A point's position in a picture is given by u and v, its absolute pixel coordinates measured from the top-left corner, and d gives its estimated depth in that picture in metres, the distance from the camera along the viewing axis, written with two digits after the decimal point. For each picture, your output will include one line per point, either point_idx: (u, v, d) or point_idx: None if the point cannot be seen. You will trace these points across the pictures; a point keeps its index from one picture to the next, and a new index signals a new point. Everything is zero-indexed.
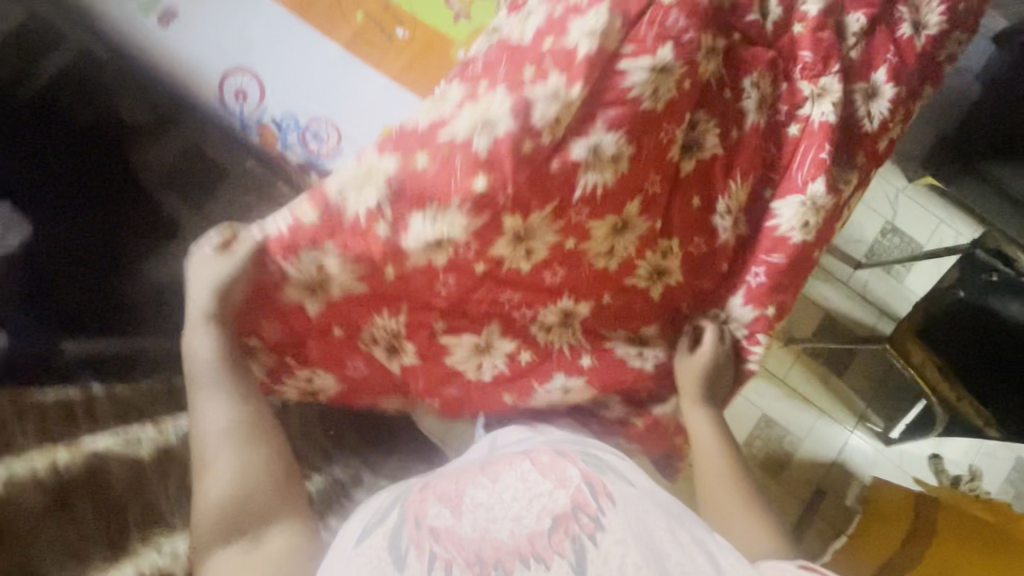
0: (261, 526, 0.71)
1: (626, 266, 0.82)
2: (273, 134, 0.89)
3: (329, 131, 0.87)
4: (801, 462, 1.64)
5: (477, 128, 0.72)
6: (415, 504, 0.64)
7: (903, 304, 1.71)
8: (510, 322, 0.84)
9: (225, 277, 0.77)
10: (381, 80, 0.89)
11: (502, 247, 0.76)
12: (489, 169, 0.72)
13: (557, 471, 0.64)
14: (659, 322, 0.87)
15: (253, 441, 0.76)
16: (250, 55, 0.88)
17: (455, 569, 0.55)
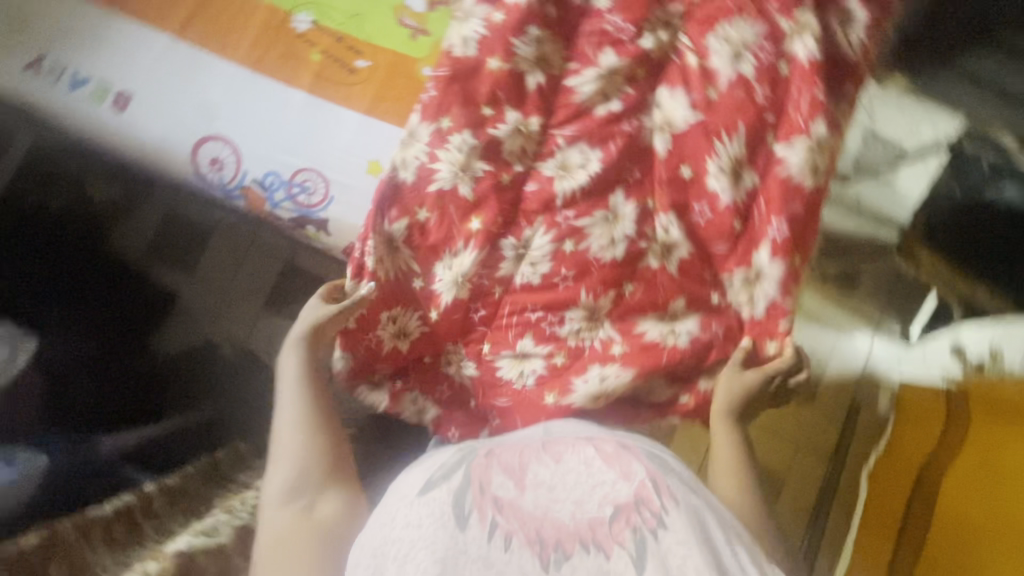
0: (316, 495, 0.70)
1: (634, 250, 0.84)
2: (258, 195, 0.87)
3: (316, 181, 0.86)
4: (831, 382, 1.68)
5: (455, 171, 0.82)
6: (477, 466, 0.62)
7: (900, 209, 1.71)
8: (539, 332, 0.85)
9: (322, 317, 0.79)
10: (354, 116, 0.87)
11: (508, 267, 0.84)
12: (482, 211, 0.83)
13: (622, 463, 0.63)
14: (685, 293, 0.84)
15: (321, 428, 0.75)
16: (216, 121, 0.86)
17: (516, 541, 0.55)
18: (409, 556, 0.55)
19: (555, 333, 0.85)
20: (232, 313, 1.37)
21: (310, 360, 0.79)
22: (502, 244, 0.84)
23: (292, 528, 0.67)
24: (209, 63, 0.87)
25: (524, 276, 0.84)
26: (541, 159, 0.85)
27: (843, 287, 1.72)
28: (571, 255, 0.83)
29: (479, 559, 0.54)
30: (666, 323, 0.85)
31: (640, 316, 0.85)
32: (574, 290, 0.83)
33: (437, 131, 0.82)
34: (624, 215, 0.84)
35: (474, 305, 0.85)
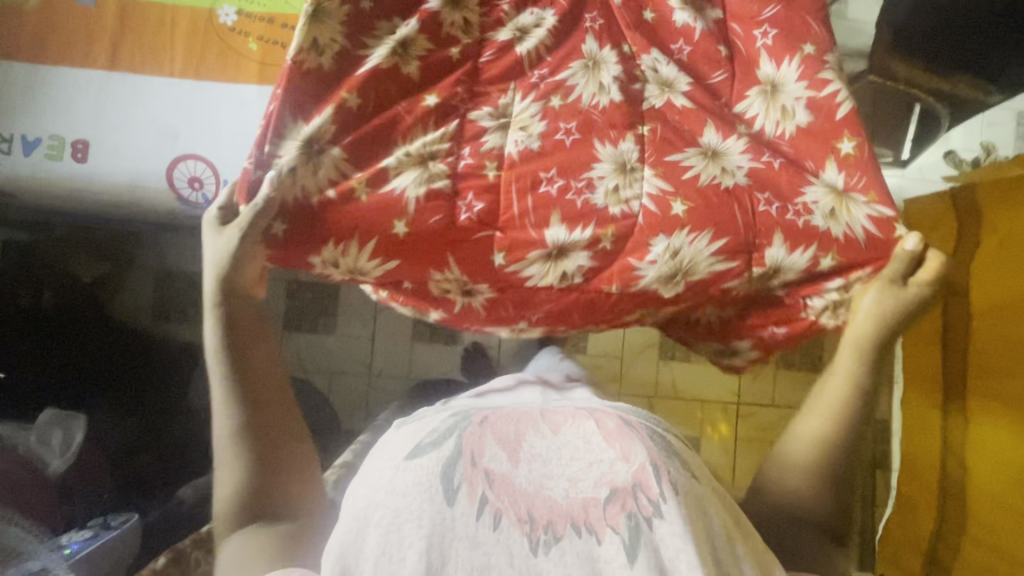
0: (265, 516, 0.69)
1: (630, 91, 0.77)
2: None
3: None
4: None
5: (389, 48, 0.73)
6: (468, 435, 0.54)
7: (858, 35, 1.70)
8: (566, 206, 0.74)
9: (224, 276, 0.71)
10: None
11: (494, 138, 0.74)
12: (434, 87, 0.74)
13: (624, 441, 0.53)
14: (711, 121, 0.77)
15: (264, 427, 0.71)
16: (180, 140, 0.84)
17: (505, 520, 0.51)
18: (394, 526, 0.52)
19: (588, 202, 0.74)
20: None
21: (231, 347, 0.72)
22: (474, 115, 0.74)
23: (250, 546, 0.67)
24: (151, 84, 0.84)
25: (517, 143, 0.74)
26: (492, 29, 0.77)
27: None
28: (565, 111, 0.75)
29: (466, 537, 0.51)
30: (712, 159, 0.76)
31: (676, 151, 0.76)
32: (584, 142, 0.75)
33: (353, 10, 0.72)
34: (607, 61, 0.77)
35: (460, 198, 0.73)
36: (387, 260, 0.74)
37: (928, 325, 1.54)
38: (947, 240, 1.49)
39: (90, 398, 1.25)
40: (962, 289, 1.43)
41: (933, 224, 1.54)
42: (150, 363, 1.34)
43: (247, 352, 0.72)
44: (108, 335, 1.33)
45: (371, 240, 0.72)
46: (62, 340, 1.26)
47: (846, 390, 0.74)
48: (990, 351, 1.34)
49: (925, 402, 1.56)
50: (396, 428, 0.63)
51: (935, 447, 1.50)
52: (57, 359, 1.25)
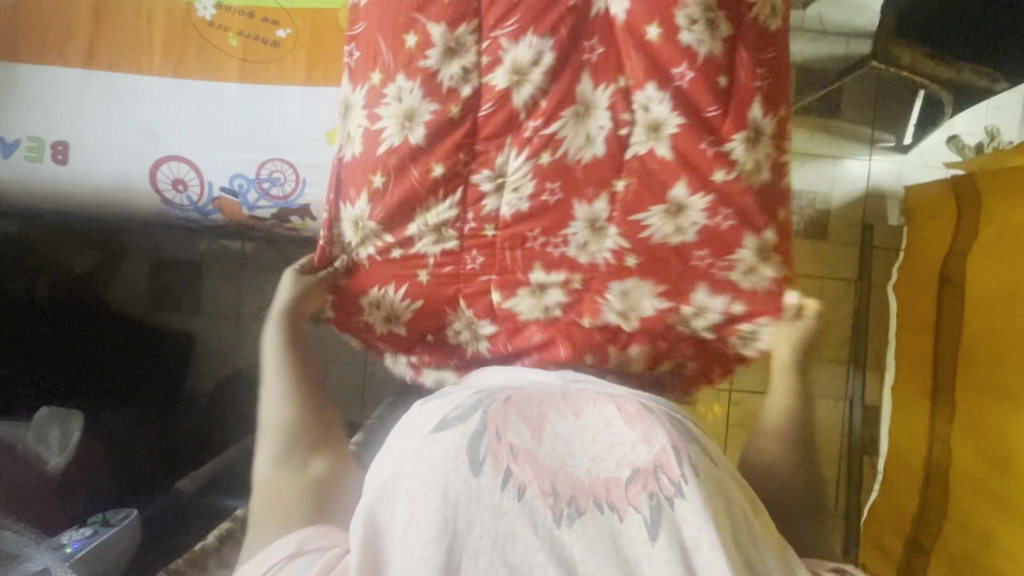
0: (310, 455, 0.76)
1: (616, 139, 0.76)
2: (233, 203, 0.84)
3: (284, 170, 0.83)
4: (841, 210, 1.69)
5: (399, 122, 0.76)
6: (494, 411, 0.55)
7: (866, 14, 1.63)
8: (546, 259, 0.79)
9: (293, 300, 0.82)
10: (296, 93, 0.82)
11: (492, 202, 0.78)
12: (439, 156, 0.76)
13: (645, 425, 0.55)
14: (686, 174, 0.76)
15: (307, 392, 0.81)
16: (162, 141, 0.82)
17: (529, 493, 0.50)
18: (418, 492, 0.51)
19: (563, 255, 0.79)
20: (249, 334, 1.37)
21: (290, 333, 0.82)
22: (474, 178, 0.77)
23: (292, 487, 0.73)
24: (129, 82, 0.82)
25: (510, 205, 0.78)
26: (488, 70, 0.75)
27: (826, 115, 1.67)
28: (552, 168, 0.76)
29: (490, 507, 0.50)
30: (671, 217, 0.78)
31: (642, 211, 0.78)
32: (564, 202, 0.77)
33: (371, 89, 0.77)
34: (597, 105, 0.76)
35: (466, 252, 0.80)
36: (415, 300, 0.83)
37: (924, 313, 1.53)
38: (945, 236, 1.49)
39: (92, 388, 1.27)
40: (956, 278, 1.43)
41: (932, 214, 1.54)
42: (151, 353, 1.35)
43: (300, 342, 0.83)
44: (109, 327, 1.34)
45: (403, 286, 0.82)
46: (65, 331, 1.29)
47: (784, 416, 0.81)
48: (978, 338, 1.35)
49: (912, 387, 1.57)
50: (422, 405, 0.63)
51: (921, 437, 1.52)
52: (60, 353, 1.27)
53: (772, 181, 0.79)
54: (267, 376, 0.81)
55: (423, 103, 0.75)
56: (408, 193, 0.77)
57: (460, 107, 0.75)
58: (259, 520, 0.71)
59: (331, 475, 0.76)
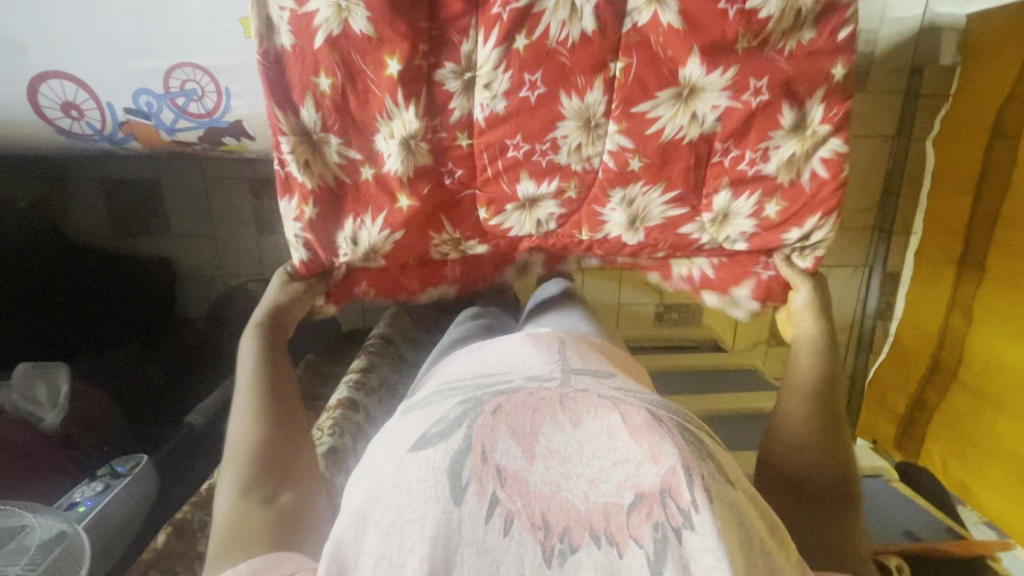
0: (280, 483, 0.63)
1: (611, 6, 0.65)
2: (147, 126, 0.69)
3: (198, 79, 0.65)
4: (886, 54, 1.41)
5: (336, 6, 0.62)
6: (479, 427, 0.48)
7: None
8: (534, 167, 0.72)
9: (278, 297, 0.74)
10: None
11: (461, 103, 0.68)
12: (393, 46, 0.64)
13: (654, 439, 0.46)
14: (697, 46, 0.66)
15: (289, 426, 0.67)
16: (32, 54, 0.64)
17: (517, 525, 0.43)
18: (396, 527, 0.44)
19: (553, 162, 0.72)
20: (233, 253, 1.28)
21: (270, 343, 0.73)
22: (438, 77, 0.66)
23: (252, 527, 0.59)
24: None
25: (483, 107, 0.68)
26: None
27: None
28: (531, 56, 0.66)
29: (474, 543, 0.43)
30: (684, 103, 0.69)
31: (646, 99, 0.69)
32: (550, 95, 0.68)
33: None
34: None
35: (444, 167, 0.71)
36: (395, 231, 0.74)
37: (960, 175, 1.38)
38: (1011, 69, 1.25)
39: (81, 324, 1.21)
40: (1011, 130, 1.25)
41: (989, 52, 1.30)
42: (132, 282, 1.25)
43: (281, 350, 0.73)
44: (81, 257, 1.23)
45: (380, 217, 0.72)
46: (33, 269, 1.20)
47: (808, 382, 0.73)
48: None
49: (937, 256, 1.46)
50: (400, 415, 0.57)
51: (940, 305, 1.45)
52: (44, 294, 1.20)
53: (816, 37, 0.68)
54: (239, 390, 0.69)
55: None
56: (365, 102, 0.67)
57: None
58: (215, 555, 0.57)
59: (298, 510, 0.62)
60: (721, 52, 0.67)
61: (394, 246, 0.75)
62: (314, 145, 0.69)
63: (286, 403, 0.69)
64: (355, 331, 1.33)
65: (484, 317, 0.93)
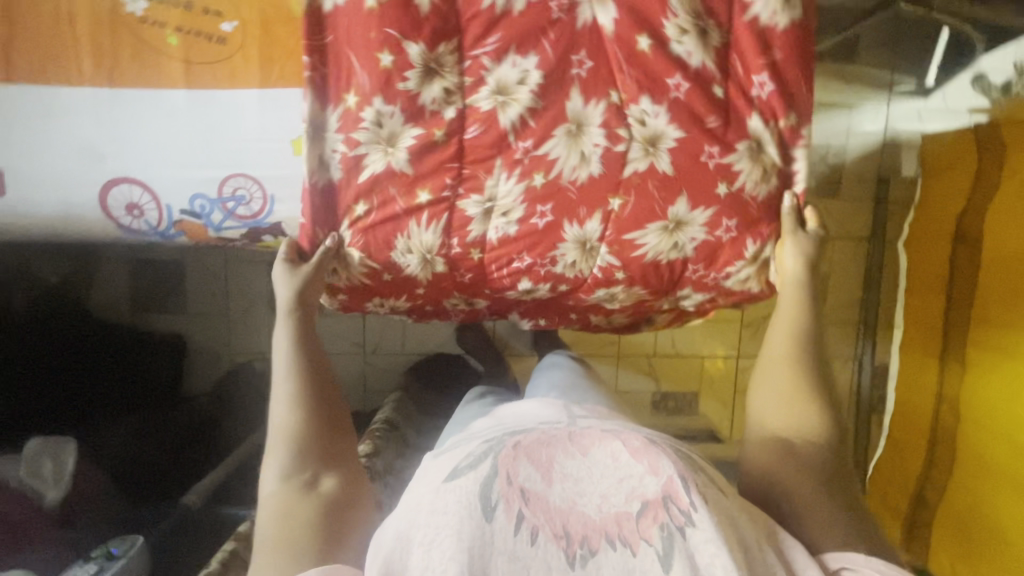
0: (321, 471, 0.65)
1: (613, 157, 0.74)
2: (196, 225, 0.76)
3: (248, 187, 0.75)
4: (854, 165, 1.61)
5: (382, 149, 0.72)
6: (503, 457, 0.52)
7: None
8: (534, 274, 0.80)
9: (299, 283, 0.73)
10: (250, 96, 0.71)
11: (478, 226, 0.76)
12: (427, 180, 0.73)
13: (651, 456, 0.51)
14: (685, 190, 0.76)
15: (325, 425, 0.69)
16: (109, 162, 0.74)
17: (542, 536, 0.48)
18: (435, 542, 0.48)
19: (551, 272, 0.80)
20: (245, 331, 1.33)
21: (303, 334, 0.74)
22: (462, 204, 0.75)
23: (296, 515, 0.61)
24: (58, 96, 0.72)
25: (498, 229, 0.76)
26: (472, 92, 0.71)
27: (843, 60, 1.55)
28: (545, 191, 0.75)
29: (505, 551, 0.47)
30: (668, 234, 0.78)
31: (636, 229, 0.78)
32: (555, 224, 0.76)
33: (346, 112, 0.71)
34: (589, 122, 0.73)
35: (456, 273, 0.79)
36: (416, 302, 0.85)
37: (932, 271, 1.48)
38: (960, 188, 1.39)
39: (89, 398, 1.24)
40: (970, 234, 1.36)
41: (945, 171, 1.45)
42: (145, 360, 1.29)
43: (314, 338, 0.74)
44: (100, 332, 1.28)
45: (400, 297, 0.83)
46: (49, 343, 1.24)
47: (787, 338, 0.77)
48: (996, 298, 1.29)
49: (917, 346, 1.53)
50: (432, 458, 0.60)
51: (928, 391, 1.49)
52: (48, 368, 1.22)
53: (777, 188, 0.79)
54: (278, 376, 0.72)
55: (406, 128, 0.71)
56: (388, 223, 0.74)
57: (446, 129, 0.72)
58: (263, 546, 0.59)
59: (343, 497, 0.64)
60: (697, 197, 0.77)
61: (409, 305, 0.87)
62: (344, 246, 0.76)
63: (325, 398, 0.71)
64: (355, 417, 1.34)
65: (492, 394, 0.98)
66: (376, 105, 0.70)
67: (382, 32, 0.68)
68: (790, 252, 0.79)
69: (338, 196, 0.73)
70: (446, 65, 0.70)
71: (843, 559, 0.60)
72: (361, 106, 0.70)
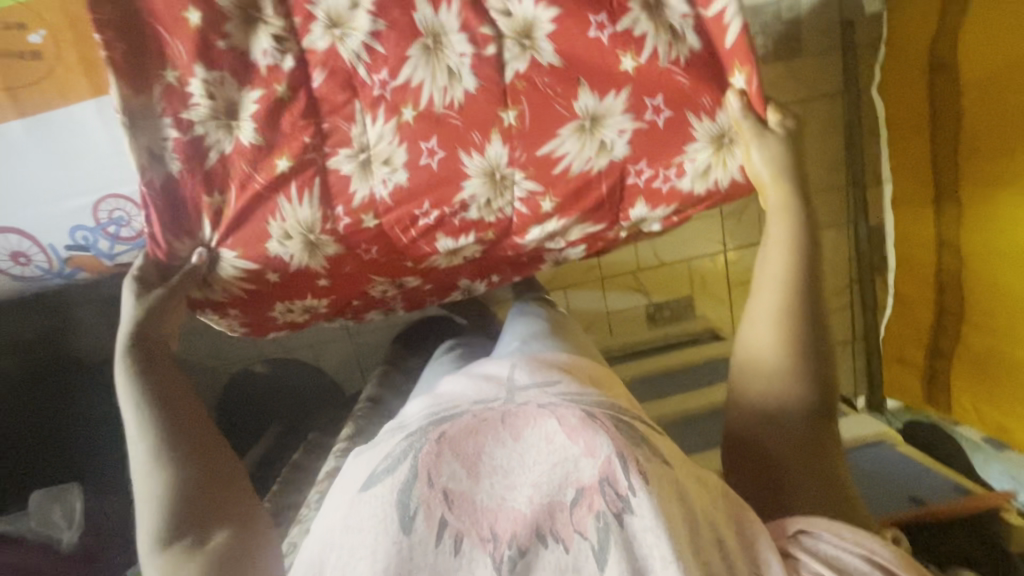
0: (205, 527, 0.56)
1: (485, 62, 0.69)
2: (90, 256, 0.79)
3: (124, 208, 0.75)
4: (812, 16, 1.41)
5: (224, 125, 0.68)
6: (424, 456, 0.49)
7: None
8: (448, 227, 0.76)
9: (140, 318, 0.68)
10: (88, 109, 0.70)
11: (359, 184, 0.72)
12: (282, 146, 0.69)
13: (588, 435, 0.48)
14: (583, 78, 0.70)
15: (207, 469, 0.60)
16: None
17: (466, 542, 0.45)
18: (349, 566, 0.46)
19: (466, 219, 0.76)
20: None
21: (154, 384, 0.65)
22: (334, 162, 0.71)
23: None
24: None
25: (387, 181, 0.72)
26: (305, 33, 0.67)
27: None
28: (421, 125, 0.70)
29: (426, 567, 0.45)
30: (589, 134, 0.72)
31: (549, 139, 0.72)
32: (449, 157, 0.71)
33: (170, 90, 0.67)
34: (446, 31, 0.68)
35: (358, 249, 0.76)
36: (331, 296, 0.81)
37: (912, 121, 1.36)
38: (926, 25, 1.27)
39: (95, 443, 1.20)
40: (949, 63, 1.23)
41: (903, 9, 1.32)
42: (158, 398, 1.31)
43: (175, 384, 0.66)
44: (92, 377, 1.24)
45: (307, 296, 0.80)
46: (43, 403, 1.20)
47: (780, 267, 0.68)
48: (985, 134, 1.18)
49: (912, 201, 1.43)
50: (356, 459, 0.58)
51: (930, 247, 1.41)
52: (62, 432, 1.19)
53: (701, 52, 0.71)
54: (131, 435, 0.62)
55: (244, 93, 0.68)
56: (254, 205, 0.71)
57: (288, 84, 0.68)
58: None
59: (238, 561, 0.54)
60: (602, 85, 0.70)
61: (332, 295, 0.81)
62: (212, 263, 0.74)
63: (196, 437, 0.62)
64: (352, 396, 1.36)
65: (461, 347, 0.97)
66: (199, 75, 0.66)
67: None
68: (756, 155, 0.70)
69: (184, 192, 0.70)
70: (268, 12, 0.67)
71: (807, 522, 0.53)
72: (185, 80, 0.67)
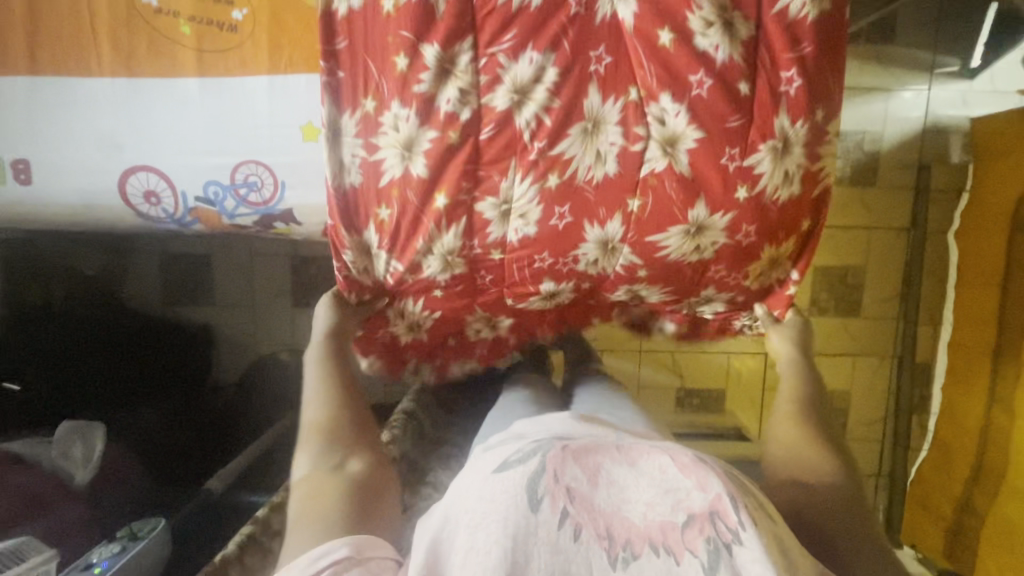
0: (347, 454, 0.68)
1: (629, 157, 0.70)
2: (209, 211, 0.87)
3: (259, 173, 0.84)
4: (893, 153, 1.49)
5: (400, 154, 0.70)
6: (551, 456, 0.49)
7: None
8: (557, 272, 0.77)
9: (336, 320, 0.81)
10: (260, 83, 0.79)
11: (498, 228, 0.73)
12: (401, 184, 0.71)
13: (701, 472, 0.48)
14: (704, 193, 0.72)
15: (367, 436, 0.72)
16: (125, 152, 0.86)
17: (585, 534, 0.45)
18: (481, 524, 0.46)
19: (573, 270, 0.77)
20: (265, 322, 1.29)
21: (336, 355, 0.80)
22: (479, 207, 0.72)
23: (323, 497, 0.62)
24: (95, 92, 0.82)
25: (517, 232, 0.73)
26: (488, 91, 0.68)
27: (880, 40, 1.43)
28: (561, 191, 0.71)
29: (548, 544, 0.45)
30: (691, 238, 0.74)
31: (658, 231, 0.73)
32: (576, 226, 0.73)
33: (365, 117, 0.70)
34: (607, 121, 0.69)
35: (477, 273, 0.77)
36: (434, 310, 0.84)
37: (981, 267, 1.40)
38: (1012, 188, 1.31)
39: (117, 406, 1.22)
40: None
41: (993, 169, 1.37)
42: (171, 338, 1.28)
43: (346, 362, 0.80)
44: (133, 329, 1.27)
45: (421, 299, 0.83)
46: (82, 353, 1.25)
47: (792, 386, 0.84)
48: None
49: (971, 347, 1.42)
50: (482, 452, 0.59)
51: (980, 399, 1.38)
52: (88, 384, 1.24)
53: (799, 194, 0.75)
54: (309, 388, 0.76)
55: (422, 130, 0.69)
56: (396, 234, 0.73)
57: (458, 131, 0.68)
58: (296, 516, 0.61)
59: (368, 485, 0.66)
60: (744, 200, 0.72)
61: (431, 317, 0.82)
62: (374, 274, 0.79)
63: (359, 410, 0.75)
64: None
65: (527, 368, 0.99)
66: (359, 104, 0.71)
67: (397, 35, 0.67)
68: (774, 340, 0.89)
69: (361, 199, 0.74)
70: (460, 66, 0.67)
71: None
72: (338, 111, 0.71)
